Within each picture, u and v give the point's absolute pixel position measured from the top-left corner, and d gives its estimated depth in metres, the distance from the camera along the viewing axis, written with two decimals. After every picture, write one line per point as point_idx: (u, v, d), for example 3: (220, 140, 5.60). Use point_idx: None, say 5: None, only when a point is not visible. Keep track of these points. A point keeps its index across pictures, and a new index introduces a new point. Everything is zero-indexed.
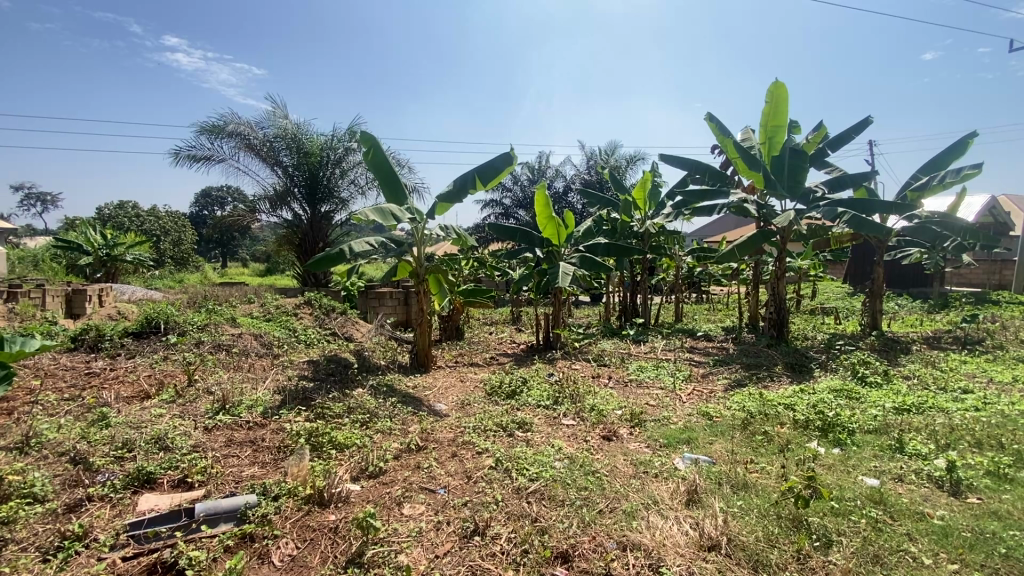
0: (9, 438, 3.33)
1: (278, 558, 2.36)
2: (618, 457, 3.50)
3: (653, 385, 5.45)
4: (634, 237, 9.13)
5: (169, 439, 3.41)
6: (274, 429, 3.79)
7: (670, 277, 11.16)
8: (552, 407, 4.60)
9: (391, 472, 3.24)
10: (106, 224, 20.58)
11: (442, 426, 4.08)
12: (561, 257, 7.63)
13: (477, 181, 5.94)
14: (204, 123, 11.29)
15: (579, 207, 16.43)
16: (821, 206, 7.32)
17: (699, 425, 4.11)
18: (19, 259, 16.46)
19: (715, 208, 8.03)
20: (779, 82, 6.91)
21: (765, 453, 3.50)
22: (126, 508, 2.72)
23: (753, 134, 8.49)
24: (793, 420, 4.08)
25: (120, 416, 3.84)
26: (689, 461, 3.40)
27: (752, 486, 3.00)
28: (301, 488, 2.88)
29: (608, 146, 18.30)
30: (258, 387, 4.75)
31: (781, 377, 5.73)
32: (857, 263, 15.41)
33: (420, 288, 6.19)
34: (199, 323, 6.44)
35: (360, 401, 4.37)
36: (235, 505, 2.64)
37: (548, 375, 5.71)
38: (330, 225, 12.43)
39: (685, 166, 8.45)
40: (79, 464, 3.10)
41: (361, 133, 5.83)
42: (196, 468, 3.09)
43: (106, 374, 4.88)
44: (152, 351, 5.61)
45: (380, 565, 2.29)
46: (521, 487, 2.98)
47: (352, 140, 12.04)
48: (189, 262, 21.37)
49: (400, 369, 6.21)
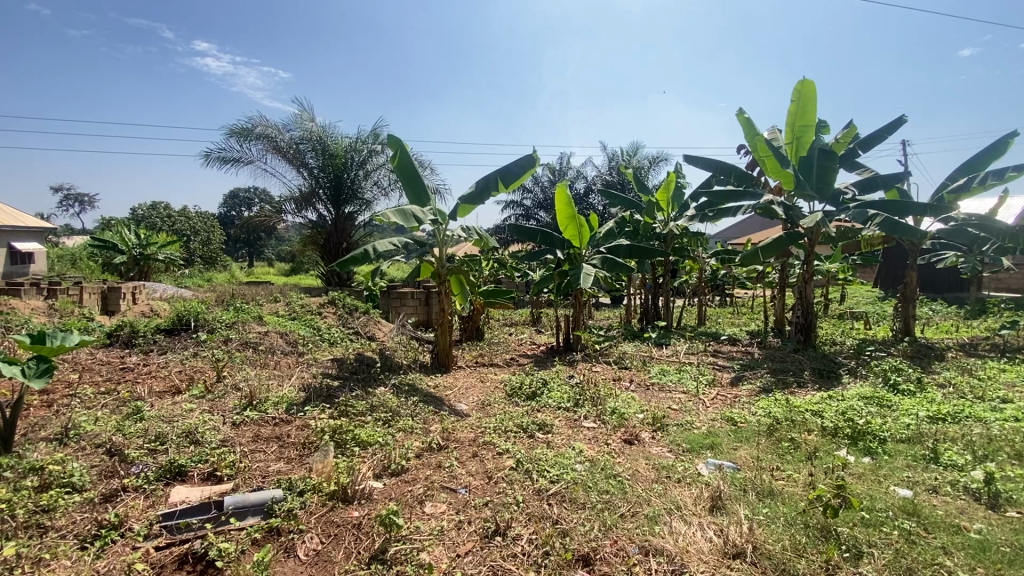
0: (51, 429, 3.48)
1: (303, 552, 2.40)
2: (640, 461, 3.46)
3: (675, 389, 5.38)
4: (657, 239, 9.04)
5: (199, 434, 3.51)
6: (299, 426, 3.86)
7: (693, 279, 10.99)
8: (572, 410, 4.59)
9: (413, 470, 3.27)
10: (139, 225, 21.46)
11: (463, 426, 4.10)
12: (582, 259, 7.60)
13: (498, 183, 5.97)
14: (234, 126, 11.61)
15: (600, 208, 16.37)
16: (851, 207, 7.12)
17: (723, 431, 4.04)
18: (57, 258, 17.24)
19: (741, 209, 7.85)
20: (807, 80, 6.80)
21: (792, 461, 3.42)
22: (158, 500, 2.80)
23: (780, 134, 8.30)
24: (821, 428, 3.98)
25: (153, 410, 3.96)
26: (712, 466, 3.34)
27: (779, 493, 2.94)
28: (325, 484, 2.92)
29: (631, 146, 18.12)
30: (284, 384, 4.85)
31: (808, 383, 5.58)
32: (887, 271, 15.02)
33: (441, 288, 6.23)
34: (227, 321, 6.61)
35: (383, 400, 4.43)
36: (262, 499, 2.69)
37: (569, 378, 5.68)
38: (354, 226, 12.62)
39: (710, 167, 8.33)
40: (115, 455, 3.21)
41: (388, 135, 5.90)
42: (225, 462, 3.17)
43: (139, 370, 5.04)
44: (182, 348, 5.77)
45: (402, 562, 2.31)
46: (542, 489, 2.98)
47: (376, 142, 12.21)
48: (217, 261, 21.93)
49: (422, 369, 6.26)
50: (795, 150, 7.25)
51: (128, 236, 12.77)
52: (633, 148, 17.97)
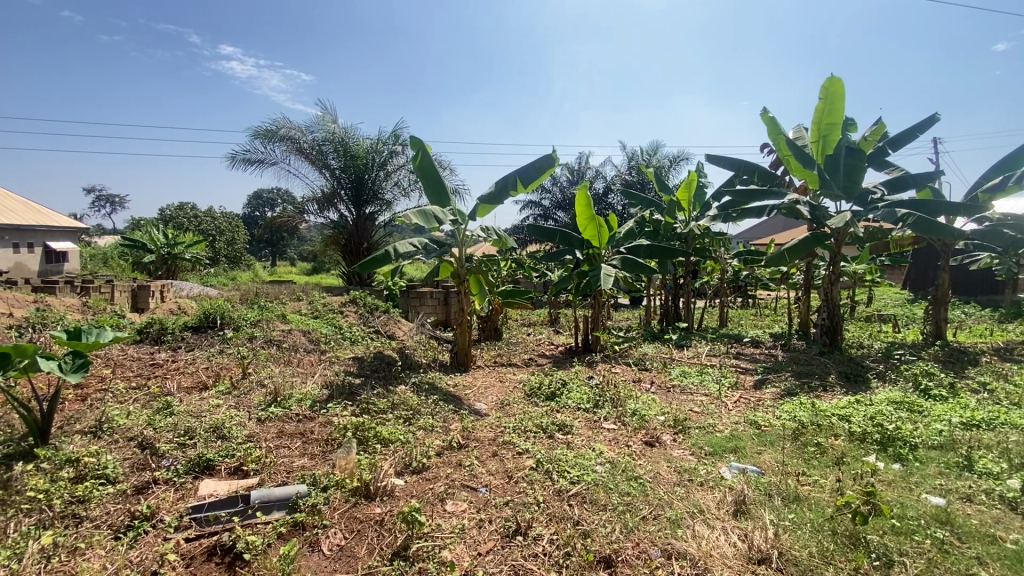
0: (86, 422, 3.61)
1: (327, 547, 2.44)
2: (661, 463, 3.42)
3: (697, 392, 5.30)
4: (678, 240, 8.94)
5: (226, 429, 3.59)
6: (322, 423, 3.92)
7: (715, 280, 10.82)
8: (592, 411, 4.56)
9: (434, 468, 3.29)
10: (167, 225, 22.08)
11: (482, 426, 4.11)
12: (601, 259, 7.56)
13: (517, 183, 5.98)
14: (259, 128, 11.84)
15: (619, 208, 16.25)
16: (880, 207, 6.93)
17: (747, 435, 3.98)
18: (90, 258, 17.85)
19: (765, 209, 7.71)
20: (835, 77, 6.64)
21: (818, 466, 3.35)
22: (188, 492, 2.87)
23: (805, 132, 8.13)
24: (848, 433, 3.88)
25: (181, 405, 4.07)
26: (736, 470, 3.29)
27: (805, 499, 2.88)
28: (348, 480, 2.95)
29: (650, 145, 17.94)
30: (307, 381, 4.94)
31: (835, 387, 5.45)
32: (918, 272, 14.54)
33: (461, 288, 6.26)
34: (252, 319, 6.75)
35: (404, 398, 4.47)
36: (287, 494, 2.73)
37: (588, 379, 5.65)
38: (374, 226, 12.76)
39: (733, 166, 8.20)
40: (146, 449, 3.30)
41: (408, 136, 5.95)
42: (251, 457, 3.23)
43: (167, 366, 5.18)
44: (209, 345, 5.91)
45: (424, 559, 2.33)
46: (562, 490, 2.97)
47: (396, 143, 12.33)
48: (241, 261, 22.38)
49: (441, 368, 6.31)
50: (821, 149, 7.06)
51: (157, 236, 13.13)
52: (652, 148, 17.80)
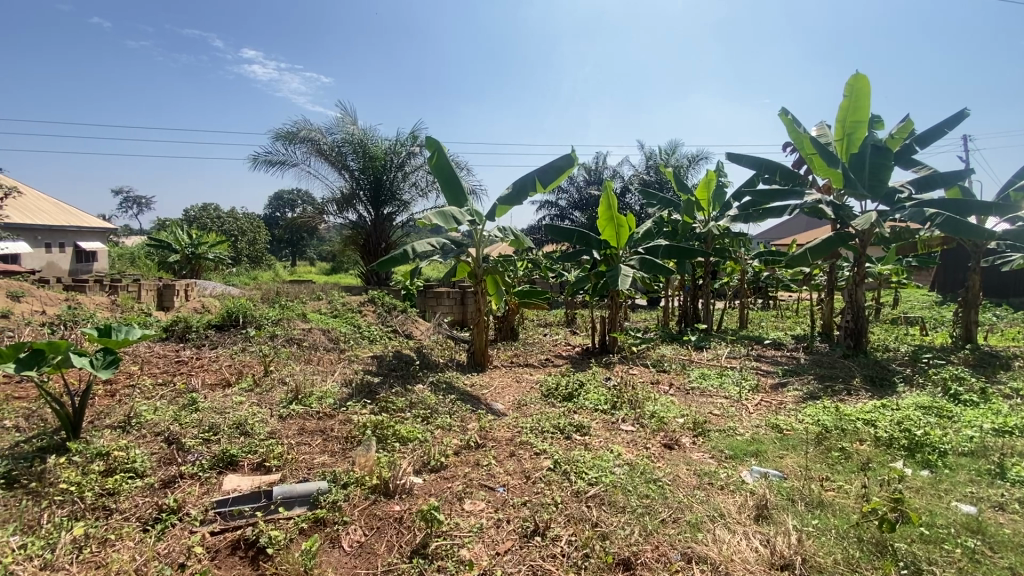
0: (115, 417, 3.72)
1: (348, 544, 2.47)
2: (681, 466, 3.38)
3: (716, 394, 5.23)
4: (697, 240, 8.84)
5: (248, 425, 3.66)
6: (341, 421, 3.97)
7: (734, 281, 10.66)
8: (609, 412, 4.53)
9: (452, 467, 3.31)
10: (191, 225, 22.61)
11: (500, 425, 4.11)
12: (619, 260, 7.50)
13: (536, 184, 5.97)
14: (280, 130, 12.05)
15: (637, 208, 16.12)
16: (907, 207, 6.74)
17: (768, 438, 3.91)
18: (118, 257, 18.37)
19: (787, 209, 7.57)
20: (861, 74, 6.47)
21: (842, 471, 3.28)
22: (212, 487, 2.93)
23: (828, 130, 7.97)
24: (874, 438, 3.79)
25: (206, 401, 4.17)
26: (757, 474, 3.23)
27: (829, 505, 2.82)
28: (368, 478, 2.99)
29: (669, 145, 17.74)
30: (327, 379, 5.01)
31: (860, 391, 5.32)
32: (948, 273, 14.10)
33: (478, 288, 6.28)
34: (273, 318, 6.86)
35: (422, 397, 4.50)
36: (309, 490, 2.78)
37: (605, 380, 5.62)
38: (392, 226, 12.88)
39: (754, 166, 8.08)
40: (173, 444, 3.39)
41: (426, 137, 5.99)
42: (273, 453, 3.29)
43: (192, 363, 5.30)
44: (232, 343, 6.03)
45: (443, 557, 2.35)
46: (580, 491, 2.95)
47: (414, 144, 12.43)
48: (262, 261, 22.80)
49: (458, 368, 6.34)
50: (846, 147, 6.95)
51: (182, 236, 13.46)
52: (671, 147, 17.59)
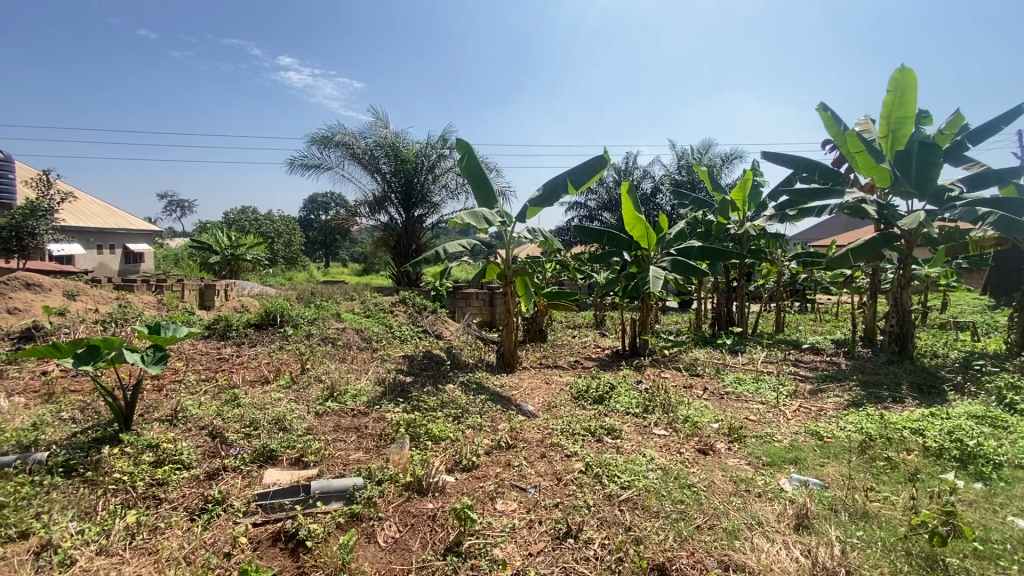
0: (163, 411, 3.90)
1: (383, 539, 2.52)
2: (716, 472, 3.31)
3: (753, 400, 5.10)
4: (731, 240, 8.64)
5: (287, 421, 3.77)
6: (375, 418, 4.05)
7: (770, 283, 10.34)
8: (641, 416, 4.48)
9: (484, 467, 3.33)
10: (231, 228, 23.49)
11: (530, 427, 4.11)
12: (650, 261, 7.40)
13: (568, 185, 5.96)
14: (316, 135, 12.37)
15: (668, 208, 15.86)
16: (958, 206, 6.42)
17: (808, 446, 3.79)
18: (164, 259, 19.22)
19: (826, 208, 7.32)
20: (907, 68, 6.24)
21: (888, 482, 3.15)
22: (254, 480, 3.04)
23: (873, 125, 7.67)
24: (922, 447, 3.63)
25: (247, 398, 4.32)
26: (796, 482, 3.13)
27: (875, 516, 2.71)
28: (401, 475, 3.04)
29: (701, 144, 17.36)
30: (361, 377, 5.12)
31: (906, 399, 5.09)
32: (1002, 275, 13.37)
33: (508, 289, 6.29)
34: (309, 318, 7.06)
35: (453, 397, 4.55)
36: (344, 486, 2.84)
37: (637, 383, 5.54)
38: (422, 229, 13.07)
39: (791, 164, 7.85)
40: (217, 437, 3.52)
41: (456, 139, 6.05)
42: (310, 449, 3.38)
43: (232, 360, 5.50)
44: (270, 342, 6.22)
45: (476, 556, 2.37)
46: (612, 495, 2.93)
47: (444, 146, 12.59)
48: (297, 262, 23.44)
49: (488, 368, 6.37)
50: (891, 144, 6.66)
51: (222, 238, 13.97)
52: (704, 146, 17.22)
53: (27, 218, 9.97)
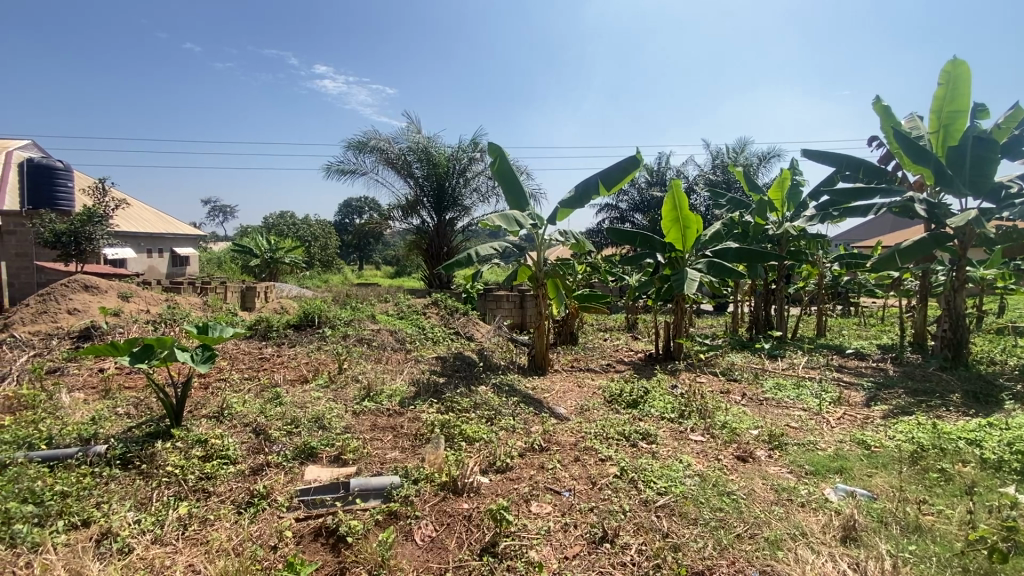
0: (211, 408, 4.06)
1: (420, 538, 2.56)
2: (756, 480, 3.22)
3: (793, 406, 4.94)
4: (769, 242, 8.40)
5: (326, 420, 3.88)
6: (410, 418, 4.12)
7: (811, 286, 9.99)
8: (676, 421, 4.40)
9: (518, 469, 3.34)
10: (271, 232, 24.33)
11: (563, 430, 4.10)
12: (685, 263, 7.26)
13: (599, 186, 5.93)
14: (352, 140, 12.68)
15: (702, 209, 15.54)
16: (1018, 205, 6.04)
17: (854, 455, 3.65)
18: (208, 263, 20.06)
19: (871, 208, 7.05)
20: (960, 59, 5.94)
21: (942, 495, 3.00)
22: (295, 476, 3.14)
23: (921, 121, 7.33)
24: (980, 459, 3.43)
25: (288, 396, 4.46)
26: (842, 493, 3.02)
27: (928, 530, 2.58)
28: (437, 475, 3.08)
29: (737, 142, 16.93)
30: (396, 377, 5.22)
31: (961, 408, 4.82)
32: None
33: (539, 292, 6.29)
34: (345, 319, 7.24)
35: (485, 399, 4.58)
36: (382, 484, 2.89)
37: (672, 388, 5.44)
38: (453, 232, 13.23)
39: (833, 162, 7.59)
40: (260, 434, 3.65)
41: (488, 143, 6.11)
42: (349, 447, 3.46)
43: (273, 360, 5.69)
44: (309, 342, 6.41)
45: (512, 557, 2.39)
46: (649, 501, 2.89)
47: (475, 150, 12.71)
48: (333, 265, 24.04)
49: (519, 370, 6.39)
50: (942, 140, 6.36)
51: (262, 242, 14.48)
52: (740, 144, 16.79)
53: (85, 224, 10.55)
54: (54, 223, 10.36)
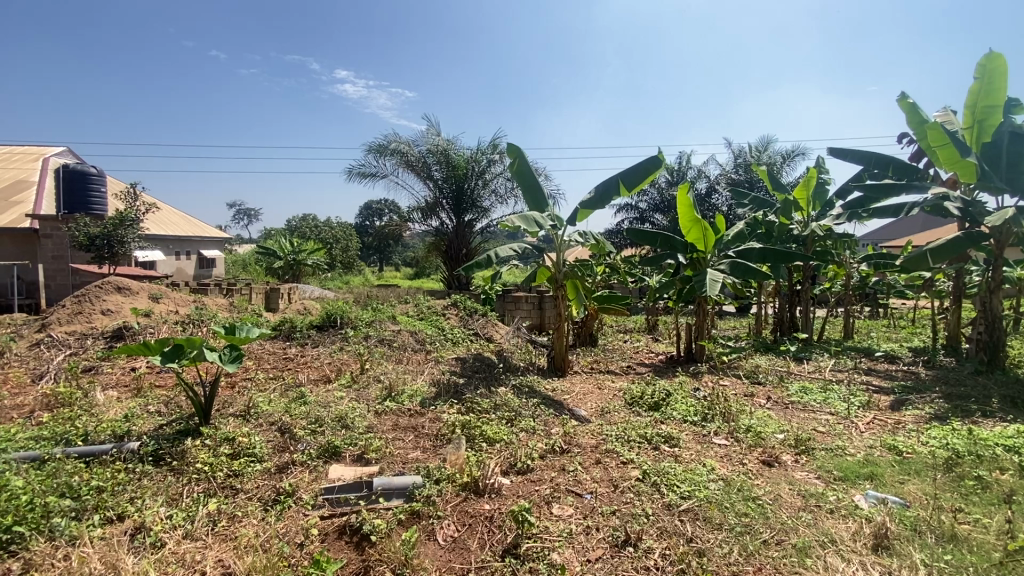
0: (238, 407, 4.16)
1: (442, 538, 2.57)
2: (782, 485, 3.16)
3: (820, 410, 4.82)
4: (794, 242, 8.22)
5: (349, 419, 3.93)
6: (432, 419, 4.15)
7: (838, 287, 9.74)
8: (700, 424, 4.34)
9: (539, 471, 3.33)
10: (294, 234, 24.77)
11: (584, 432, 4.08)
12: (707, 264, 7.14)
13: (620, 186, 5.90)
14: (373, 143, 12.82)
15: (724, 208, 15.30)
16: None
17: (885, 461, 3.54)
18: (234, 265, 20.53)
19: (902, 207, 6.84)
20: (995, 52, 5.75)
21: (978, 503, 2.89)
22: (320, 474, 3.18)
23: (955, 116, 7.09)
24: (1019, 467, 3.29)
25: (312, 396, 4.54)
26: (873, 500, 2.93)
27: (964, 540, 2.49)
28: (458, 475, 3.10)
29: (760, 140, 16.62)
30: (417, 377, 5.28)
31: (999, 413, 4.64)
32: None
33: (558, 293, 6.26)
34: (367, 320, 7.33)
35: (506, 400, 4.59)
36: (405, 484, 2.92)
37: (694, 391, 5.36)
38: (472, 233, 13.29)
39: (862, 160, 7.39)
40: (285, 433, 3.72)
41: (507, 144, 6.12)
42: (371, 447, 3.51)
43: (297, 360, 5.80)
44: (332, 343, 6.51)
45: (534, 559, 2.38)
46: (672, 504, 2.85)
47: (494, 152, 12.75)
48: (354, 266, 24.34)
49: (539, 372, 6.38)
50: (976, 136, 6.12)
51: (285, 245, 14.77)
52: (762, 143, 16.47)
53: (117, 227, 10.87)
54: (88, 226, 10.69)
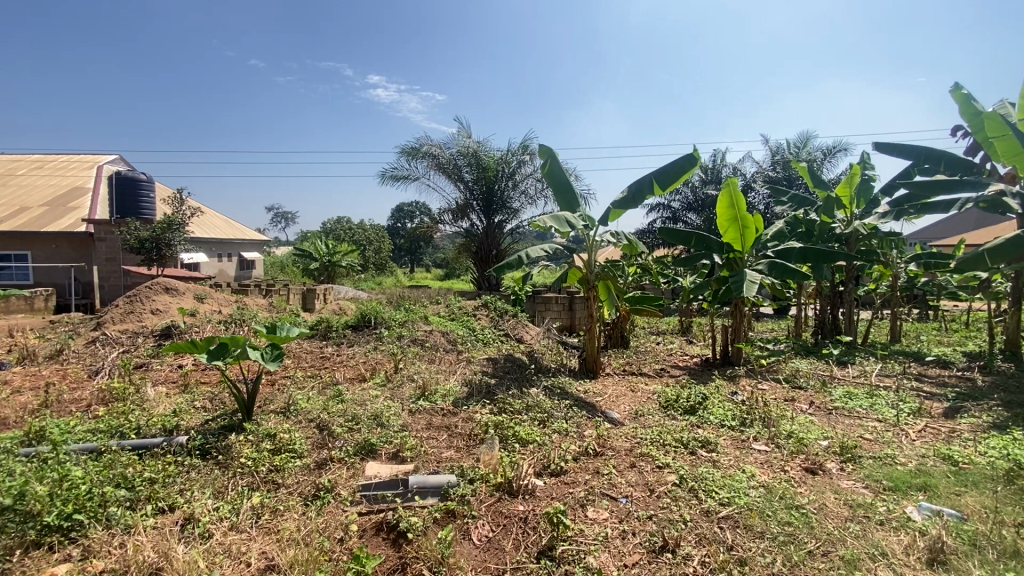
0: (278, 404, 4.30)
1: (477, 538, 2.58)
2: (828, 494, 3.04)
3: (867, 416, 4.62)
4: (837, 241, 7.91)
5: (384, 418, 4.01)
6: (464, 419, 4.18)
7: (884, 288, 9.31)
8: (738, 429, 4.21)
9: (572, 473, 3.31)
10: (329, 237, 25.38)
11: (618, 434, 4.03)
12: (743, 265, 6.94)
13: (653, 185, 5.80)
14: (405, 146, 13.01)
15: (761, 207, 14.84)
16: None
17: (939, 471, 3.36)
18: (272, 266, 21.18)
19: (954, 203, 6.50)
20: None
21: None
22: (357, 471, 3.25)
23: (1013, 107, 6.69)
24: None
25: (349, 394, 4.64)
26: (927, 512, 2.79)
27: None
28: (492, 476, 3.11)
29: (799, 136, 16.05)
30: (449, 377, 5.33)
31: None
32: None
33: (590, 294, 6.20)
34: (400, 320, 7.44)
35: (538, 401, 4.58)
36: (439, 483, 2.95)
37: (731, 395, 5.22)
38: (502, 234, 13.34)
39: (910, 154, 7.06)
40: (323, 430, 3.81)
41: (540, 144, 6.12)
42: (406, 445, 3.56)
43: (333, 359, 5.95)
44: (366, 342, 6.65)
45: (570, 562, 2.37)
46: (711, 511, 2.78)
47: (524, 153, 12.77)
48: (386, 267, 24.73)
49: (570, 373, 6.34)
50: None
51: (321, 247, 15.17)
52: (802, 139, 15.88)
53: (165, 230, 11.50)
54: (139, 230, 11.24)
